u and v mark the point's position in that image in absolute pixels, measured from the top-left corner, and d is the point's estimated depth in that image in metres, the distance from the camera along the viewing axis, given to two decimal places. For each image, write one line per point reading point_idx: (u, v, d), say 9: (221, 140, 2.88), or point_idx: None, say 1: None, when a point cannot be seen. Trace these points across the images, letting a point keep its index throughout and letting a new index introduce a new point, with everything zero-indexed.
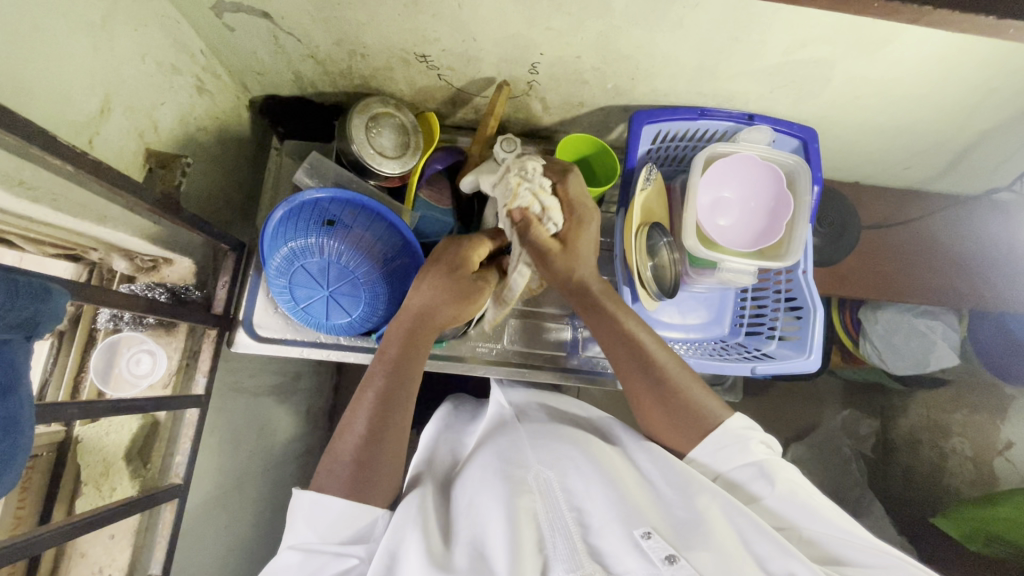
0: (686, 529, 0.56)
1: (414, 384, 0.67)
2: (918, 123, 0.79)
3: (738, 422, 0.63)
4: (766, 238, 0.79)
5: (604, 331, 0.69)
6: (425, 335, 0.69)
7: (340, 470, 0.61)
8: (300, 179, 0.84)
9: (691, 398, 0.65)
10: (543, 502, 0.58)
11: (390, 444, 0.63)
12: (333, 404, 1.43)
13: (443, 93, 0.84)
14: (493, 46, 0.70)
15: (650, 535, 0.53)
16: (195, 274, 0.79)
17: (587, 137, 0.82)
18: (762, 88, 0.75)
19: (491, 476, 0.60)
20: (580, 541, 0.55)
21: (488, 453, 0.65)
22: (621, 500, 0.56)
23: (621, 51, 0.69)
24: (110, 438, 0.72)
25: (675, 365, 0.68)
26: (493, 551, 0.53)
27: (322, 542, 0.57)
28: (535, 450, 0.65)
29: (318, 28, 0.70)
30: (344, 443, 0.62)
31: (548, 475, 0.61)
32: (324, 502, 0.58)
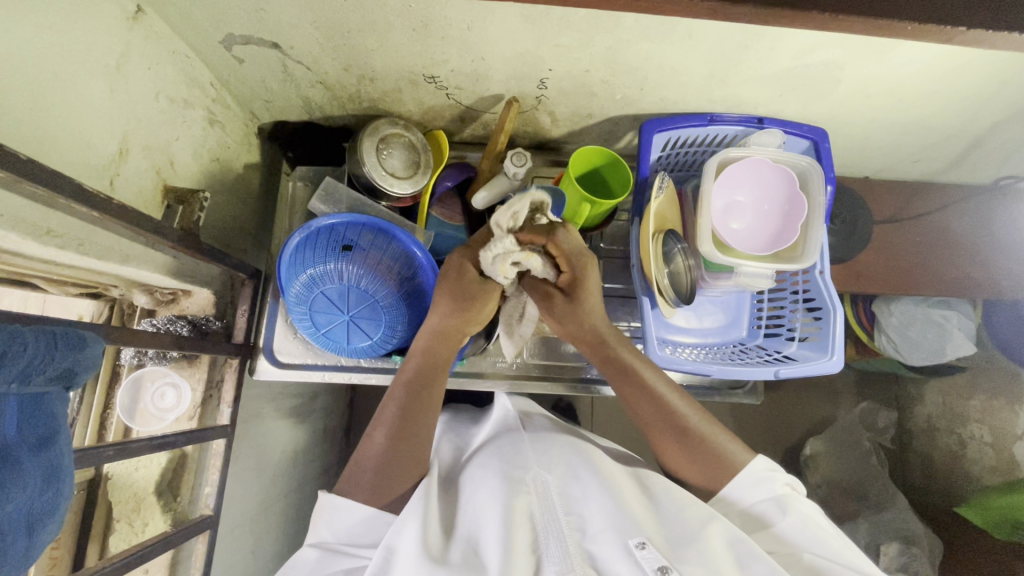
0: (680, 541, 0.55)
1: (434, 388, 0.70)
2: (928, 119, 0.79)
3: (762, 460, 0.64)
4: (782, 240, 0.79)
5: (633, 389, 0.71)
6: (441, 349, 0.72)
7: (361, 476, 0.62)
8: (314, 205, 0.85)
9: (720, 446, 0.65)
10: (540, 504, 0.59)
11: (411, 445, 0.64)
12: (349, 421, 1.44)
13: (452, 111, 0.84)
14: (502, 64, 0.71)
15: (644, 546, 0.52)
16: (213, 304, 0.80)
17: (599, 149, 0.79)
18: (771, 92, 0.75)
19: (494, 480, 0.61)
20: (575, 546, 0.54)
21: (492, 460, 0.65)
22: (618, 507, 0.56)
23: (630, 63, 0.69)
24: (139, 474, 0.72)
25: (702, 417, 0.69)
26: (486, 553, 0.53)
27: (339, 544, 0.59)
28: (540, 458, 0.65)
29: (327, 55, 0.70)
30: (366, 448, 0.64)
31: (548, 478, 0.62)
32: (343, 507, 0.59)
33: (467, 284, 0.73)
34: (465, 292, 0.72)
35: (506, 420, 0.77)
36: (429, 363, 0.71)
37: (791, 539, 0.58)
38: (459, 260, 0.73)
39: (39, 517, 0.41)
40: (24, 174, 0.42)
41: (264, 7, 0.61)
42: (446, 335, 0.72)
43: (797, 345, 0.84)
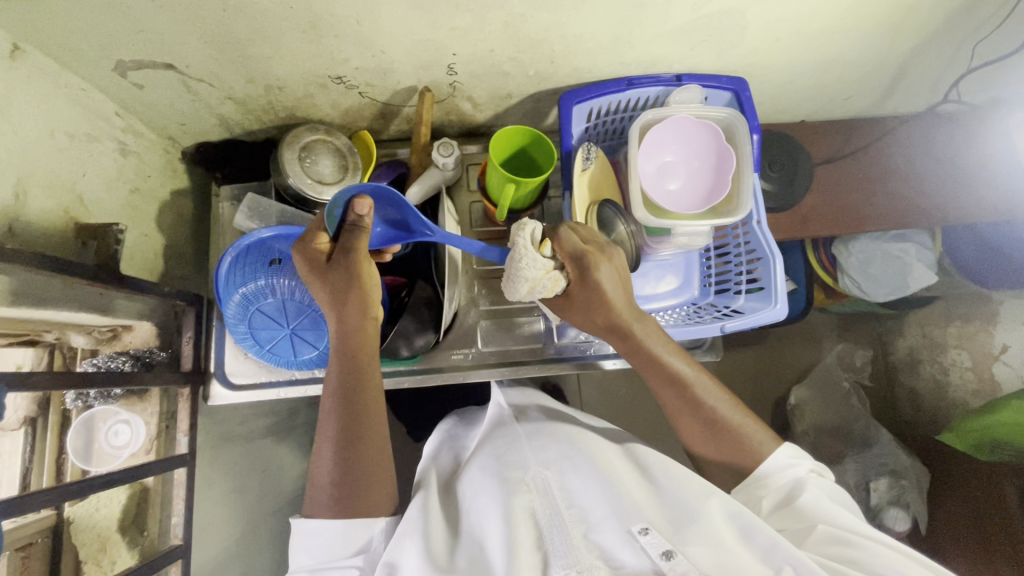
0: (683, 521, 0.55)
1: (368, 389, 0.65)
2: (847, 52, 0.78)
3: (782, 452, 0.65)
4: (716, 195, 0.78)
5: (660, 378, 0.69)
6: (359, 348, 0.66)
7: (324, 494, 0.60)
8: (242, 224, 0.82)
9: (745, 432, 0.67)
10: (542, 500, 0.59)
11: (361, 451, 0.61)
12: None
13: (370, 109, 0.83)
14: (404, 55, 0.69)
15: (648, 530, 0.53)
16: (157, 336, 0.79)
17: (521, 127, 0.77)
18: (682, 47, 0.73)
19: (489, 483, 0.61)
20: (581, 537, 0.54)
21: (487, 461, 0.65)
22: (615, 497, 0.56)
23: (532, 36, 0.68)
24: (100, 514, 0.70)
25: (726, 402, 0.68)
26: (491, 551, 0.54)
27: (319, 564, 0.57)
28: (535, 454, 0.65)
29: (226, 69, 0.69)
30: (320, 466, 0.61)
31: (548, 475, 0.62)
32: (318, 529, 0.58)
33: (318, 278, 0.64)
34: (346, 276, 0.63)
35: (499, 419, 0.75)
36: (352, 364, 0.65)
37: (809, 510, 0.61)
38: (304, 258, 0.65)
39: None
40: None
41: (146, 28, 0.60)
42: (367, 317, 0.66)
43: (745, 298, 0.84)
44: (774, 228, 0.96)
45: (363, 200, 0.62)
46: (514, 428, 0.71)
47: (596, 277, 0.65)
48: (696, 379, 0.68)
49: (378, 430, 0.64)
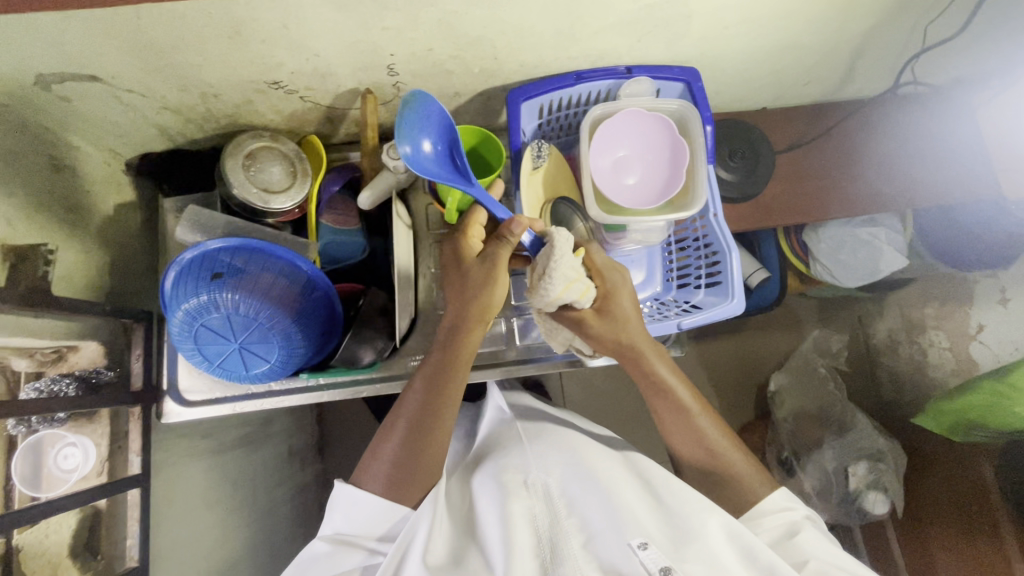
0: (683, 537, 0.58)
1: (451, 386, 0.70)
2: (799, 37, 0.76)
3: (777, 499, 0.66)
4: (671, 188, 0.77)
5: (672, 418, 0.73)
6: (462, 346, 0.71)
7: (380, 469, 0.66)
8: (184, 236, 0.80)
9: (743, 475, 0.69)
10: (542, 508, 0.62)
11: (419, 444, 0.66)
12: (318, 437, 1.43)
13: (316, 113, 0.80)
14: (339, 57, 0.67)
15: (646, 546, 0.55)
16: (104, 355, 0.76)
17: (467, 127, 0.75)
18: (628, 39, 0.71)
19: (493, 490, 0.66)
20: (580, 549, 0.57)
21: (495, 468, 0.70)
22: (615, 509, 0.59)
23: (469, 33, 0.66)
24: (50, 540, 0.65)
25: (729, 447, 0.71)
26: (492, 555, 0.58)
27: (354, 534, 0.64)
28: (537, 460, 0.70)
29: (155, 78, 0.66)
30: (385, 441, 0.68)
31: (551, 483, 0.66)
32: (361, 500, 0.64)
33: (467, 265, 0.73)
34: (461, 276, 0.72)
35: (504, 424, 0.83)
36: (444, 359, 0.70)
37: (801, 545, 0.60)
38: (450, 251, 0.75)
39: None
40: None
41: (60, 40, 0.57)
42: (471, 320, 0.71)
43: (704, 293, 0.82)
44: (738, 218, 0.95)
45: (519, 219, 0.68)
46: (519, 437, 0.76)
47: (620, 300, 0.74)
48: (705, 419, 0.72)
49: (445, 428, 0.69)
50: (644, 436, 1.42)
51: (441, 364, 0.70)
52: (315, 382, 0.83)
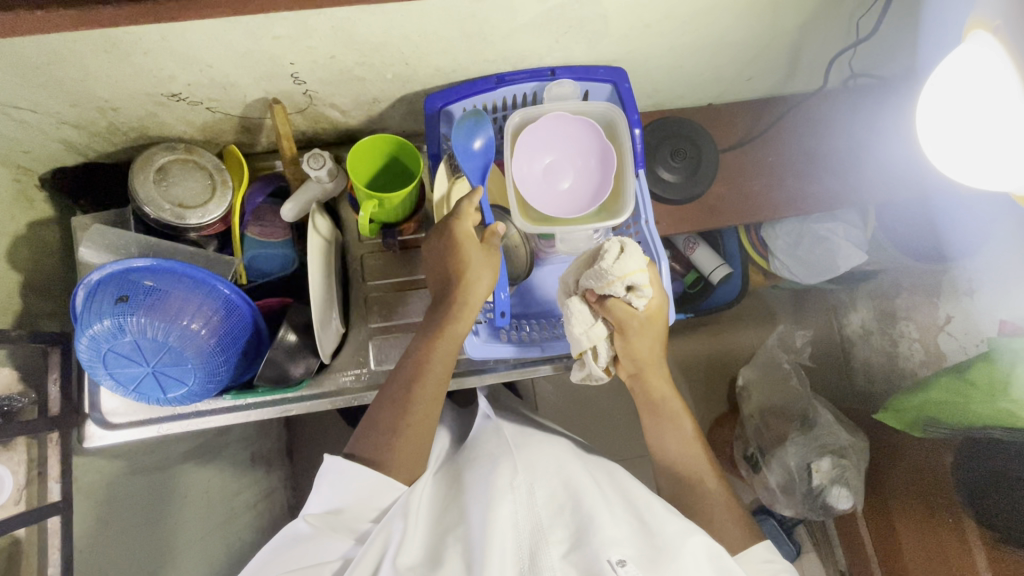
0: (662, 555, 0.57)
1: (442, 365, 0.72)
2: (728, 32, 0.73)
3: (760, 550, 0.68)
4: (601, 193, 0.73)
5: (668, 435, 0.78)
6: (449, 333, 0.72)
7: (375, 438, 0.67)
8: (89, 255, 0.76)
9: (719, 515, 0.72)
10: (523, 512, 0.61)
11: (415, 416, 0.69)
12: (288, 442, 1.41)
13: (230, 123, 0.77)
14: (235, 67, 0.63)
15: (625, 563, 0.54)
16: (19, 379, 0.73)
17: (382, 134, 0.72)
18: (545, 40, 0.68)
19: (480, 491, 0.63)
20: (559, 560, 0.56)
21: (484, 467, 0.68)
22: (601, 525, 0.58)
23: (368, 39, 0.62)
24: None
25: (718, 489, 0.75)
26: (471, 554, 0.56)
27: (340, 511, 0.62)
28: (526, 466, 0.68)
29: (42, 94, 0.63)
30: (382, 409, 0.69)
31: (541, 494, 0.63)
32: (348, 472, 0.63)
33: (460, 250, 0.72)
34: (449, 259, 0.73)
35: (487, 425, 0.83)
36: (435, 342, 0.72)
37: None
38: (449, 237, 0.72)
39: None
40: None
41: None
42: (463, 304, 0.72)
43: None
44: (682, 220, 0.92)
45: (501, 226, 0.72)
46: (503, 432, 0.76)
47: (657, 325, 0.75)
48: (700, 458, 0.77)
49: (435, 404, 0.71)
50: (610, 434, 1.41)
51: (431, 340, 0.72)
52: (242, 402, 0.82)
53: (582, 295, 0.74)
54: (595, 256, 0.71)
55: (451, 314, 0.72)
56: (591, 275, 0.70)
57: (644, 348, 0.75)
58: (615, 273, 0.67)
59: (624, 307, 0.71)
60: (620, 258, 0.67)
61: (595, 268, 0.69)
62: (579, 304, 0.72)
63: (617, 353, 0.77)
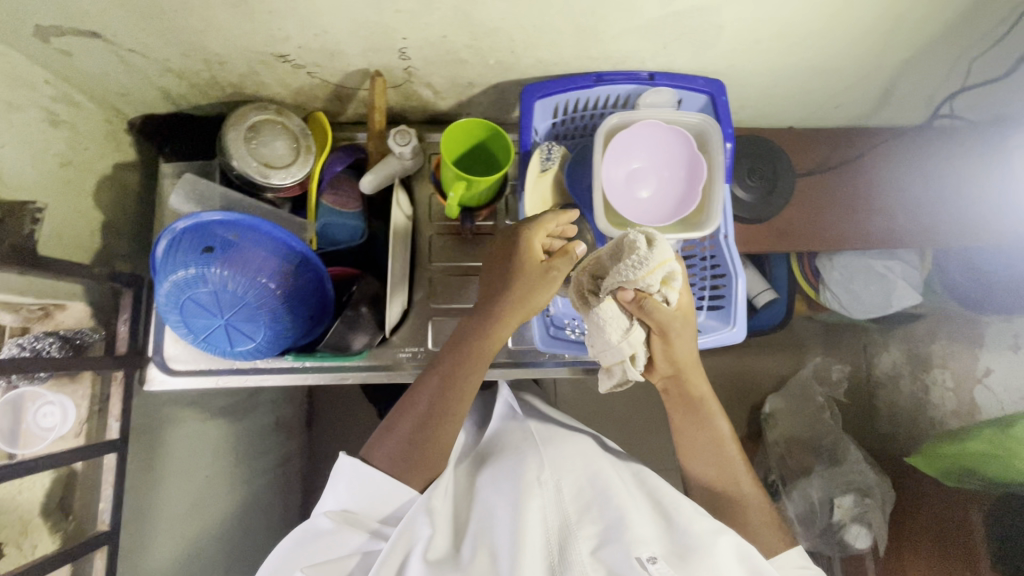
0: (690, 553, 0.57)
1: (474, 378, 0.69)
2: (833, 58, 0.72)
3: (794, 555, 0.70)
4: (685, 205, 0.74)
5: (702, 435, 0.75)
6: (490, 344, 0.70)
7: (393, 444, 0.66)
8: (179, 204, 0.78)
9: (751, 514, 0.72)
10: (553, 509, 0.61)
11: (443, 427, 0.67)
12: (310, 410, 1.43)
13: (324, 90, 0.78)
14: (349, 36, 0.64)
15: (656, 560, 0.55)
16: (92, 314, 0.75)
17: (476, 118, 0.72)
18: (653, 45, 0.68)
19: (507, 489, 0.64)
20: (589, 555, 0.56)
21: (509, 463, 0.68)
22: (626, 521, 0.58)
23: (485, 23, 0.62)
24: (22, 497, 0.66)
25: (752, 489, 0.74)
26: (499, 548, 0.58)
27: (359, 510, 0.63)
28: (554, 463, 0.68)
29: (158, 40, 0.64)
30: (406, 413, 0.67)
31: (567, 492, 0.64)
32: (367, 475, 0.64)
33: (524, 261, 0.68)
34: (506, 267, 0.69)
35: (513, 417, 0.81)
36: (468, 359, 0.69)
37: None
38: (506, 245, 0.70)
39: None
40: None
41: None
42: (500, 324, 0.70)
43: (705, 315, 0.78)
44: (747, 240, 0.92)
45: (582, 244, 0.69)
46: (529, 428, 0.76)
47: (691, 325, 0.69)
48: (737, 460, 0.75)
49: (462, 416, 0.69)
50: (632, 443, 1.40)
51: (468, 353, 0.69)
52: (300, 365, 0.84)
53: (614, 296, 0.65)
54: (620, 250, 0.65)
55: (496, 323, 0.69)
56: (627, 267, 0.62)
57: (682, 350, 0.70)
58: (655, 262, 0.61)
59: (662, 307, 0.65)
60: (659, 242, 0.62)
61: (631, 259, 0.62)
62: (613, 310, 0.65)
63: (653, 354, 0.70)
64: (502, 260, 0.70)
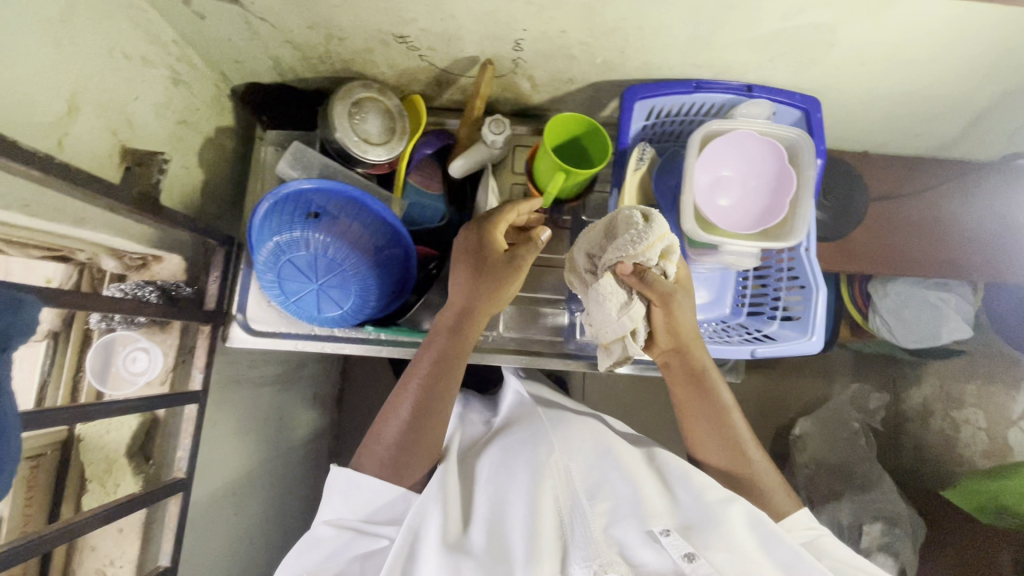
0: (699, 527, 0.60)
1: (457, 369, 0.71)
2: (928, 87, 0.74)
3: (802, 517, 0.69)
4: (768, 218, 0.75)
5: (705, 408, 0.74)
6: (468, 332, 0.72)
7: (381, 453, 0.66)
8: (283, 170, 0.81)
9: (764, 485, 0.72)
10: (564, 491, 0.64)
11: (431, 428, 0.68)
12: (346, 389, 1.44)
13: (427, 74, 0.81)
14: (474, 23, 0.67)
15: (669, 532, 0.57)
16: (185, 270, 0.80)
17: (579, 114, 0.74)
18: (760, 57, 0.70)
19: (516, 470, 0.67)
20: (600, 531, 0.59)
21: (516, 445, 0.71)
22: (639, 500, 0.61)
23: (607, 23, 0.65)
24: (110, 436, 0.73)
25: (763, 461, 0.74)
26: (514, 528, 0.60)
27: (356, 519, 0.65)
28: (563, 444, 0.70)
29: (291, 11, 0.67)
30: (390, 422, 0.68)
31: (575, 471, 0.66)
32: (359, 482, 0.64)
33: (492, 254, 0.71)
34: (479, 261, 0.71)
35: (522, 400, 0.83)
36: (447, 354, 0.70)
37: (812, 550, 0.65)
38: (474, 240, 0.72)
39: None
40: None
41: None
42: (474, 314, 0.71)
43: (779, 325, 0.81)
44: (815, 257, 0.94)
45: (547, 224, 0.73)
46: (536, 412, 0.78)
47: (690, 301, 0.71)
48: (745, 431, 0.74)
49: (447, 411, 0.70)
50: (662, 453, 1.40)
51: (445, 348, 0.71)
52: (377, 337, 0.85)
53: (613, 271, 0.67)
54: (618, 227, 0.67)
55: (468, 318, 0.71)
56: (625, 241, 0.64)
57: (687, 325, 0.70)
58: (654, 235, 0.64)
59: (662, 279, 0.67)
60: (658, 216, 0.64)
61: (632, 233, 0.64)
62: (613, 284, 0.66)
63: (658, 329, 0.71)
64: (470, 255, 0.72)
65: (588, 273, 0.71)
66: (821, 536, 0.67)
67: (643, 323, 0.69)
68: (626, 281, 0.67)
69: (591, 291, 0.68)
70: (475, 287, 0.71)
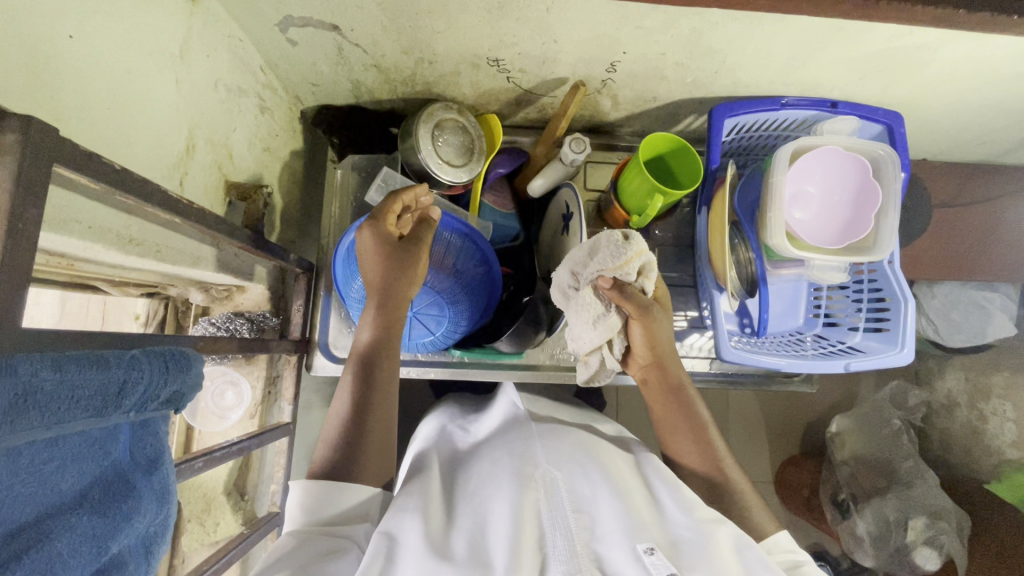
0: (685, 547, 0.47)
1: (391, 358, 0.64)
2: (1008, 99, 0.76)
3: (783, 539, 0.57)
4: (850, 233, 0.76)
5: (683, 424, 0.66)
6: (390, 316, 0.65)
7: (331, 455, 0.57)
8: (372, 198, 0.79)
9: (749, 505, 0.61)
10: (549, 503, 0.49)
11: (376, 419, 0.60)
12: None
13: (508, 94, 0.80)
14: (574, 47, 0.66)
15: (654, 550, 0.44)
16: (268, 299, 0.79)
17: (662, 135, 0.75)
18: (852, 74, 0.71)
19: (498, 479, 0.51)
20: (584, 547, 0.45)
21: (498, 452, 0.56)
22: (626, 509, 0.48)
23: (712, 45, 0.65)
24: (207, 474, 0.72)
25: (746, 484, 0.63)
26: (493, 542, 0.45)
27: (319, 524, 0.50)
28: (551, 453, 0.56)
29: (389, 37, 0.65)
30: (331, 423, 0.60)
31: (557, 474, 0.52)
32: (317, 484, 0.52)
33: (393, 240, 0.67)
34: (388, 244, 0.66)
35: (514, 416, 0.65)
36: (378, 345, 0.64)
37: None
38: (372, 239, 0.66)
39: (148, 538, 0.38)
40: (138, 195, 0.39)
41: None
42: (402, 303, 0.66)
43: (862, 335, 0.83)
44: None
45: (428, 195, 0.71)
46: (528, 423, 0.62)
47: (659, 316, 0.67)
48: (722, 447, 0.66)
49: (388, 400, 0.62)
50: None
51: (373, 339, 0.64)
52: (460, 360, 0.85)
53: (593, 287, 0.65)
54: (593, 246, 0.65)
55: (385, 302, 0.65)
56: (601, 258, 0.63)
57: (660, 336, 0.67)
58: (630, 252, 0.63)
59: (640, 294, 0.66)
60: (635, 233, 0.64)
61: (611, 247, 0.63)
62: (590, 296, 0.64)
63: (633, 344, 0.69)
64: (376, 254, 0.66)
65: (566, 288, 0.68)
66: (804, 562, 0.54)
67: (620, 335, 0.68)
68: (605, 294, 0.65)
69: (571, 303, 0.67)
70: (387, 268, 0.65)
